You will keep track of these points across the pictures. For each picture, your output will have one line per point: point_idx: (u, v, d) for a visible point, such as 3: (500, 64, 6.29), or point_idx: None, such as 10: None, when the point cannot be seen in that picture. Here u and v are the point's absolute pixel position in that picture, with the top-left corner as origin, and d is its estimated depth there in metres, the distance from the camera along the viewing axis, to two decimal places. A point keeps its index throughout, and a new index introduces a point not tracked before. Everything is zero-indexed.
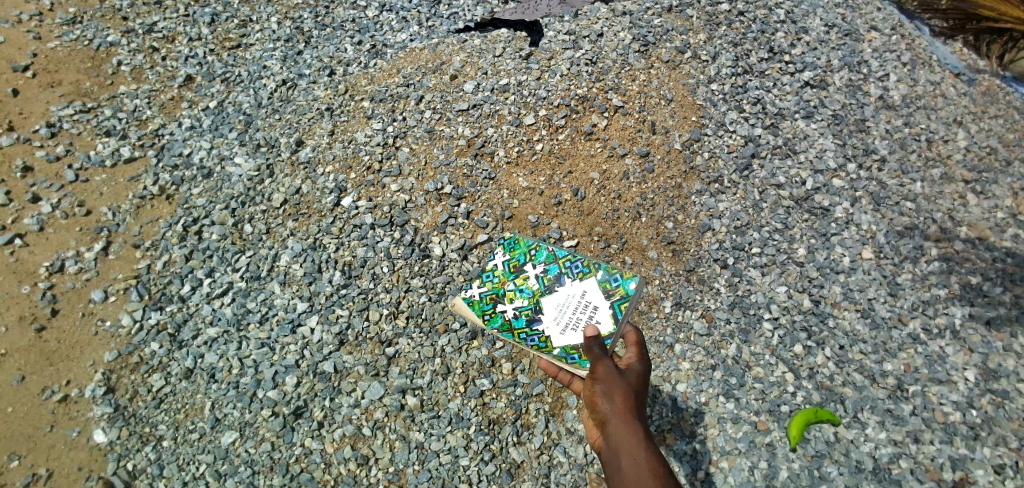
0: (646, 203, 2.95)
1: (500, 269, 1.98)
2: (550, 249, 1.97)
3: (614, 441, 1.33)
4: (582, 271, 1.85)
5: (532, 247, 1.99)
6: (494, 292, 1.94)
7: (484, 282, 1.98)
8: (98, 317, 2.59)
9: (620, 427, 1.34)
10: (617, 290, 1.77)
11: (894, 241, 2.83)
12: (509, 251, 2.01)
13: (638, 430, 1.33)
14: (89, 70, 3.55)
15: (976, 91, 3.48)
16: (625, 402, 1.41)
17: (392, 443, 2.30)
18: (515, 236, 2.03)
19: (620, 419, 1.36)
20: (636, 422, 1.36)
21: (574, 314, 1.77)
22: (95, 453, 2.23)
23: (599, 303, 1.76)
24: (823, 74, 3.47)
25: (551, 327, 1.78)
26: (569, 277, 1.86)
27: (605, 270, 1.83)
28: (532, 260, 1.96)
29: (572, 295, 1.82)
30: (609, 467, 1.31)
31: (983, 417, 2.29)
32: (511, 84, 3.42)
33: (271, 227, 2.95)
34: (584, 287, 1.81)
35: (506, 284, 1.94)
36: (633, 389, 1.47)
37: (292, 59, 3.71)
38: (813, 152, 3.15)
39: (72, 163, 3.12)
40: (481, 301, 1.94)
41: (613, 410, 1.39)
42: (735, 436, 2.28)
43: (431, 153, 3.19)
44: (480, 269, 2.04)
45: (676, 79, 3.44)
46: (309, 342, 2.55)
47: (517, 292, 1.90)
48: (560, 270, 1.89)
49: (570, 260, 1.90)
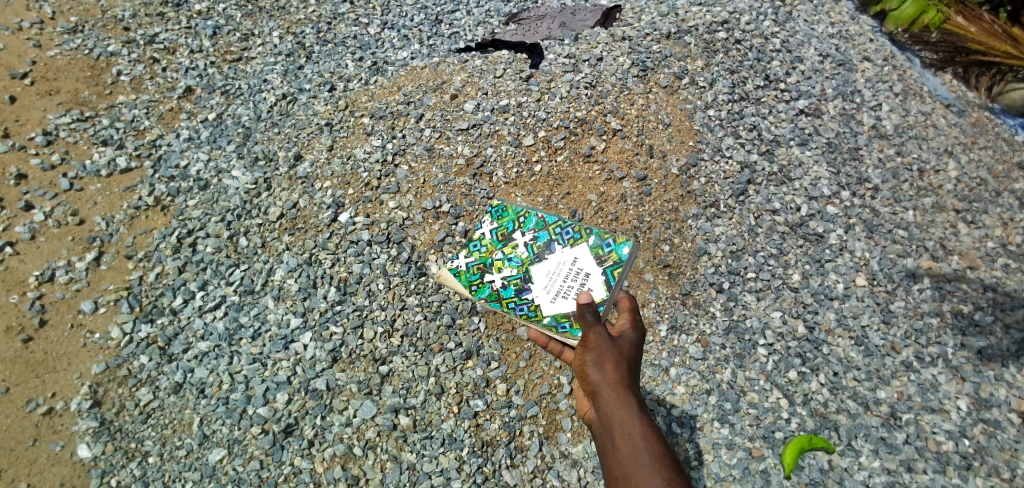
0: (643, 225, 2.98)
1: (487, 238, 1.99)
2: (540, 215, 1.95)
3: (606, 413, 1.34)
4: (573, 237, 1.84)
5: (520, 214, 1.97)
6: (483, 262, 1.95)
7: (471, 252, 1.99)
8: (87, 329, 2.55)
9: (612, 400, 1.35)
10: (609, 256, 1.77)
11: (887, 268, 2.86)
12: (498, 218, 2.01)
13: (630, 401, 1.35)
14: (88, 79, 3.56)
15: (965, 122, 3.55)
16: (617, 372, 1.41)
17: (384, 464, 2.27)
18: (503, 203, 2.02)
19: (614, 392, 1.36)
20: (627, 393, 1.37)
21: (564, 282, 1.79)
22: (79, 469, 2.18)
23: (590, 270, 1.77)
24: (817, 102, 3.54)
25: (541, 295, 1.81)
26: (560, 244, 1.85)
27: (596, 235, 1.82)
28: (521, 228, 1.95)
29: (563, 263, 1.82)
30: (602, 440, 1.33)
31: (975, 447, 2.29)
32: (511, 105, 3.45)
33: (267, 241, 2.94)
34: (575, 254, 1.81)
35: (493, 254, 1.95)
36: (624, 357, 1.48)
37: (293, 74, 3.73)
38: (807, 179, 3.19)
39: (66, 172, 3.10)
40: (469, 271, 1.97)
41: (605, 381, 1.40)
42: (730, 462, 2.27)
43: (429, 172, 3.20)
44: (468, 238, 2.04)
45: (674, 103, 3.49)
46: (302, 358, 2.53)
47: (505, 261, 1.91)
48: (550, 237, 1.88)
49: (560, 226, 1.88)
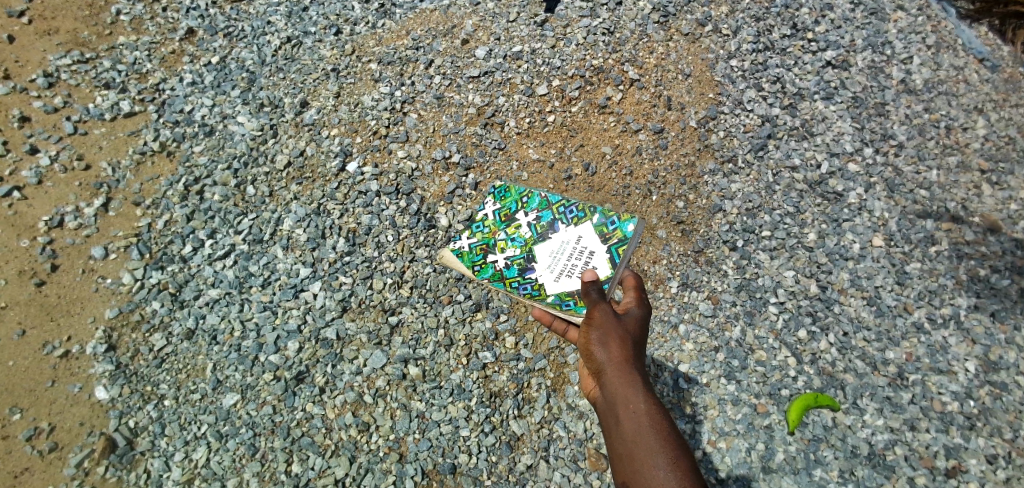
0: (658, 180, 2.91)
1: (490, 219, 1.95)
2: (543, 196, 1.89)
3: (611, 392, 1.26)
4: (577, 216, 1.78)
5: (523, 194, 1.93)
6: (485, 243, 1.92)
7: (474, 233, 1.97)
8: (98, 274, 2.57)
9: (617, 378, 1.27)
10: (614, 234, 1.69)
11: (905, 229, 2.79)
12: (500, 200, 1.97)
13: (636, 379, 1.26)
14: (87, 19, 3.45)
15: (999, 78, 3.37)
16: (622, 350, 1.33)
17: (393, 411, 2.30)
18: (505, 184, 1.97)
19: (619, 371, 1.28)
20: (633, 370, 1.29)
21: (568, 261, 1.72)
22: (97, 410, 2.23)
23: (595, 249, 1.70)
24: (845, 54, 3.38)
25: (544, 275, 1.74)
26: (563, 223, 1.80)
27: (601, 213, 1.75)
28: (524, 208, 1.91)
29: (567, 242, 1.76)
30: (607, 421, 1.25)
31: (980, 408, 2.29)
32: (524, 52, 3.32)
33: (275, 190, 2.90)
34: (579, 233, 1.75)
35: (496, 234, 1.91)
36: (630, 334, 1.40)
37: (298, 16, 3.58)
38: (830, 135, 3.09)
39: (70, 115, 3.04)
40: (471, 252, 1.93)
41: (609, 359, 1.32)
42: (734, 417, 2.29)
43: (439, 121, 3.11)
44: (471, 220, 2.01)
45: (695, 52, 3.35)
46: (311, 307, 2.54)
47: (508, 242, 1.87)
48: (553, 216, 1.83)
49: (563, 205, 1.83)
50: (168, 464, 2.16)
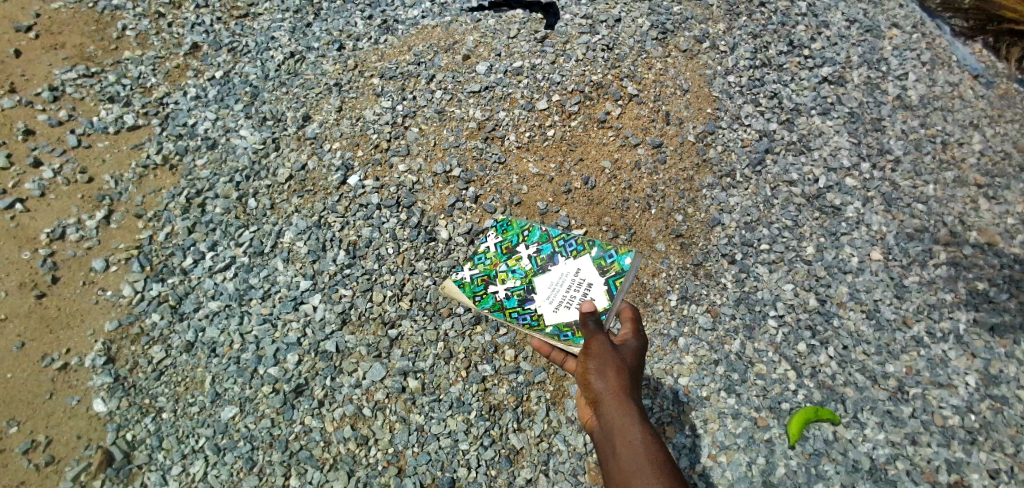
0: (657, 194, 2.93)
1: (492, 251, 1.97)
2: (543, 230, 1.96)
3: (607, 422, 1.22)
4: (576, 249, 1.83)
5: (524, 228, 1.99)
6: (487, 274, 1.92)
7: (475, 265, 1.97)
8: (99, 287, 2.57)
9: (613, 406, 1.24)
10: (612, 266, 1.75)
11: (903, 243, 2.81)
12: (502, 233, 2.01)
13: (633, 409, 1.23)
14: (93, 34, 3.51)
15: (994, 94, 3.40)
16: (619, 379, 1.30)
17: (392, 424, 2.29)
18: (507, 218, 2.02)
19: (616, 400, 1.24)
20: (630, 400, 1.25)
21: (567, 292, 1.74)
22: (95, 423, 2.22)
23: (593, 281, 1.74)
24: (841, 70, 3.43)
25: (544, 305, 1.75)
26: (563, 256, 1.84)
27: (599, 247, 1.81)
28: (524, 242, 1.96)
29: (566, 274, 1.79)
30: (603, 452, 1.20)
31: (981, 422, 2.28)
32: (524, 67, 3.37)
33: (276, 202, 2.92)
34: (578, 265, 1.79)
35: (497, 266, 1.92)
36: (627, 364, 1.37)
37: (301, 31, 3.64)
38: (827, 149, 3.12)
39: (74, 128, 3.07)
40: (472, 284, 1.91)
41: (606, 388, 1.28)
42: (735, 431, 2.28)
43: (440, 135, 3.14)
44: (472, 252, 2.03)
45: (693, 68, 3.39)
46: (311, 319, 2.54)
47: (508, 273, 1.89)
48: (553, 249, 1.88)
49: (563, 239, 1.89)
50: (166, 477, 2.15)
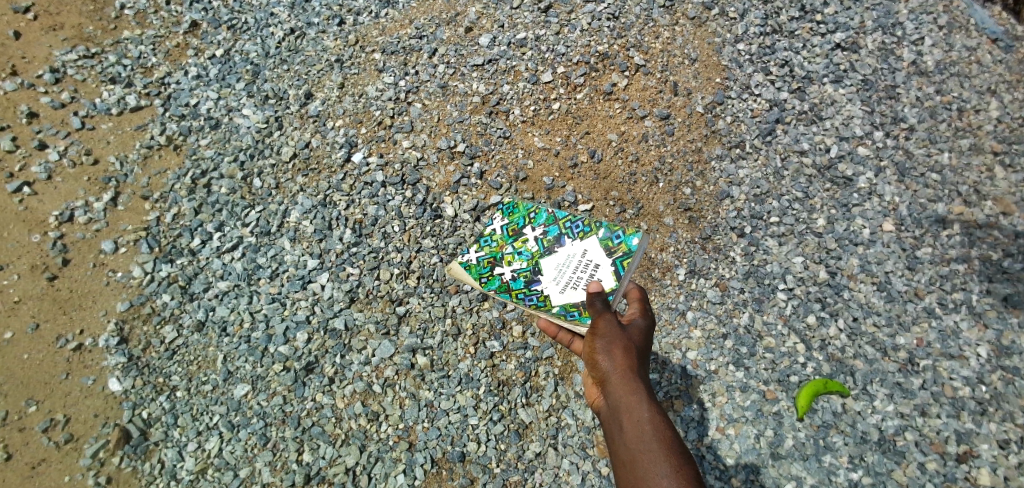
0: (665, 167, 2.89)
1: (498, 234, 1.97)
2: (550, 211, 1.95)
3: (614, 400, 1.15)
4: (583, 230, 1.83)
5: (531, 210, 1.98)
6: (493, 256, 1.92)
7: (482, 247, 1.96)
8: (109, 268, 2.59)
9: (619, 385, 1.17)
10: (620, 247, 1.73)
11: (916, 213, 2.76)
12: (508, 215, 2.01)
13: (640, 387, 1.16)
14: (91, 13, 3.47)
15: (1013, 58, 3.26)
16: (628, 359, 1.24)
17: (402, 400, 2.32)
18: (514, 201, 2.03)
19: (622, 377, 1.19)
20: (638, 378, 1.18)
21: (573, 274, 1.73)
22: (111, 401, 2.26)
23: (600, 261, 1.72)
24: (855, 36, 3.33)
25: (550, 287, 1.73)
26: (570, 237, 1.85)
27: (606, 228, 1.79)
28: (531, 224, 1.95)
29: (573, 255, 1.79)
30: (609, 431, 1.12)
31: (992, 393, 2.25)
32: (529, 39, 3.30)
33: (281, 182, 2.90)
34: (585, 246, 1.78)
35: (504, 248, 1.92)
36: (635, 344, 1.32)
37: (301, 7, 3.57)
38: (839, 118, 3.04)
39: (77, 110, 3.06)
40: (478, 265, 1.91)
41: (613, 367, 1.23)
42: (744, 404, 2.28)
43: (443, 110, 3.10)
44: (478, 235, 2.02)
45: (701, 36, 3.31)
46: (320, 298, 2.55)
47: (515, 255, 1.88)
48: (560, 231, 1.88)
49: (570, 221, 1.89)
50: (182, 453, 2.19)
